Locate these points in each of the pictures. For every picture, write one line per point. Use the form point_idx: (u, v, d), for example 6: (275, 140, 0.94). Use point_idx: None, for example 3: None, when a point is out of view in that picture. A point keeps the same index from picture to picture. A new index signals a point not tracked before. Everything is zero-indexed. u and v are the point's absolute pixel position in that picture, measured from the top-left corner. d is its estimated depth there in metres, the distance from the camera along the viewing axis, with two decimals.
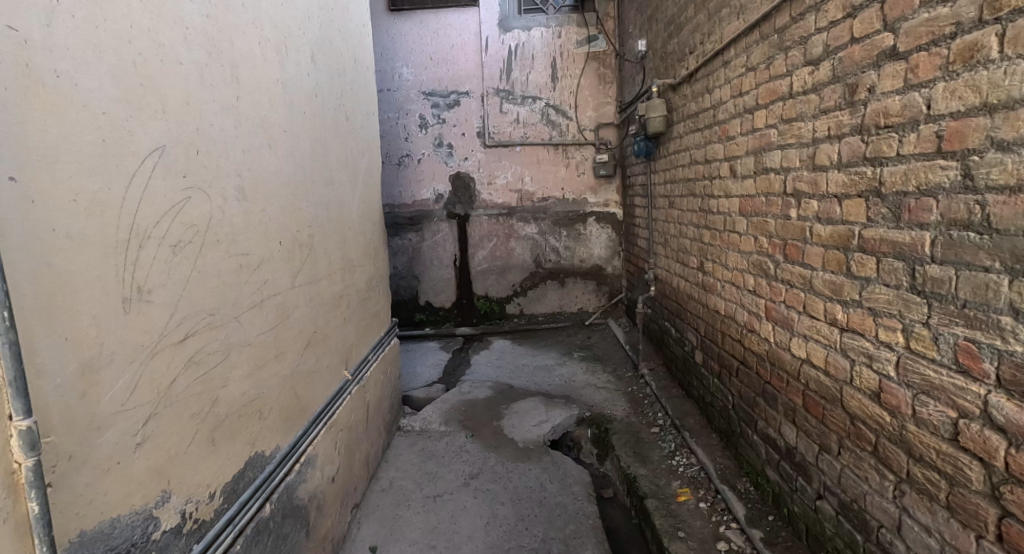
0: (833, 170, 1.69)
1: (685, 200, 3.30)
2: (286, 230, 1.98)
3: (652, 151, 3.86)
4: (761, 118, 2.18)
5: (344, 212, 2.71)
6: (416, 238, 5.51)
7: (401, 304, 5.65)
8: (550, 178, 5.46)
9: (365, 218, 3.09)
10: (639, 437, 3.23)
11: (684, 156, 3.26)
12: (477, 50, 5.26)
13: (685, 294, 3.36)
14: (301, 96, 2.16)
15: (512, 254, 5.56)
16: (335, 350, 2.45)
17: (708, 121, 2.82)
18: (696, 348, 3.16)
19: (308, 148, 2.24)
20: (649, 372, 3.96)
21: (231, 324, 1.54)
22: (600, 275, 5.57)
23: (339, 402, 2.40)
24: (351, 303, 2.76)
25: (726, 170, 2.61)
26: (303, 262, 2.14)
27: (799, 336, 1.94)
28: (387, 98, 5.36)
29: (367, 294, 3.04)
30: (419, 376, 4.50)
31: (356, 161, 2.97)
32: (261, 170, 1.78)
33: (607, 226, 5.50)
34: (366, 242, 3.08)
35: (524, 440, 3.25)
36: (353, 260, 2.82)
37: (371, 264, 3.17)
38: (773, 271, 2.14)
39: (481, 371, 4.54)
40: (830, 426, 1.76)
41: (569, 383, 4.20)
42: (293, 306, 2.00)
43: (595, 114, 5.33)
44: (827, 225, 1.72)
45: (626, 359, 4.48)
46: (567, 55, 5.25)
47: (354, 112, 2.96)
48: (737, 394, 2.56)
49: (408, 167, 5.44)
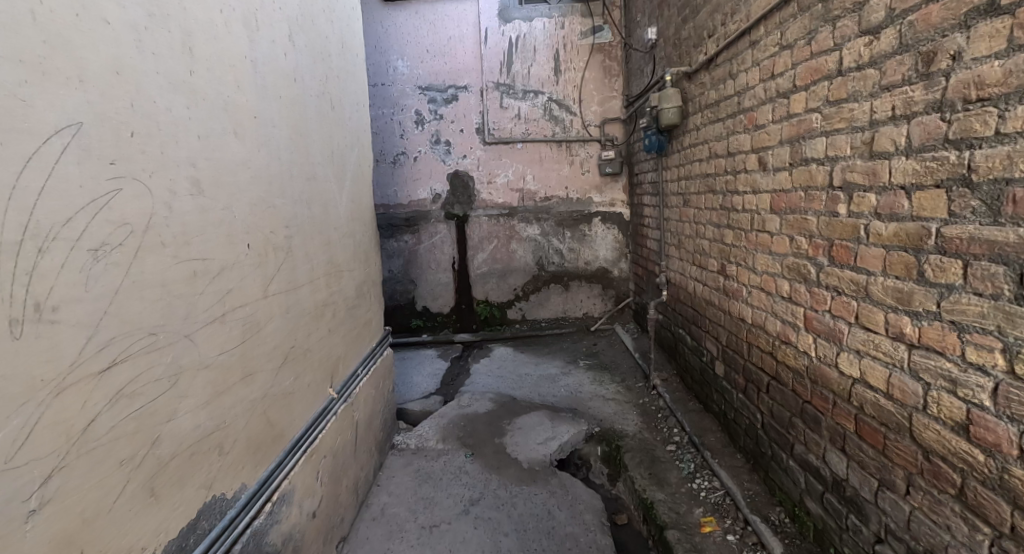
0: (897, 157, 1.44)
1: (702, 196, 3.04)
2: (258, 231, 1.72)
3: (665, 146, 3.61)
4: (799, 102, 1.93)
5: (329, 211, 2.45)
6: (413, 240, 5.25)
7: (397, 309, 5.38)
8: (553, 177, 5.20)
9: (354, 218, 2.83)
10: (654, 455, 2.96)
11: (701, 150, 3.01)
12: (477, 42, 5.01)
13: (703, 299, 3.10)
14: (275, 78, 1.89)
15: (513, 256, 5.30)
16: (318, 366, 2.18)
17: (731, 110, 2.56)
18: (717, 359, 2.91)
19: (285, 139, 1.97)
20: (661, 383, 3.70)
21: (182, 344, 1.27)
22: (606, 278, 5.32)
23: (321, 425, 2.13)
24: (338, 312, 2.49)
25: (753, 163, 2.35)
26: (280, 268, 1.88)
27: (850, 351, 1.68)
28: (381, 93, 5.10)
29: (357, 301, 2.78)
30: (415, 387, 4.23)
31: (344, 156, 2.71)
32: (224, 160, 1.52)
33: (614, 227, 5.24)
34: (355, 244, 2.82)
35: (529, 459, 2.99)
36: (340, 264, 2.56)
37: (362, 269, 2.90)
38: (814, 276, 1.89)
39: (482, 382, 4.28)
40: (894, 459, 1.49)
41: (576, 394, 3.94)
42: (265, 318, 1.74)
43: (600, 108, 5.08)
44: (891, 223, 1.47)
45: (635, 369, 4.22)
46: (571, 47, 5.00)
47: (342, 102, 2.70)
48: (768, 412, 2.30)
49: (404, 166, 5.17)
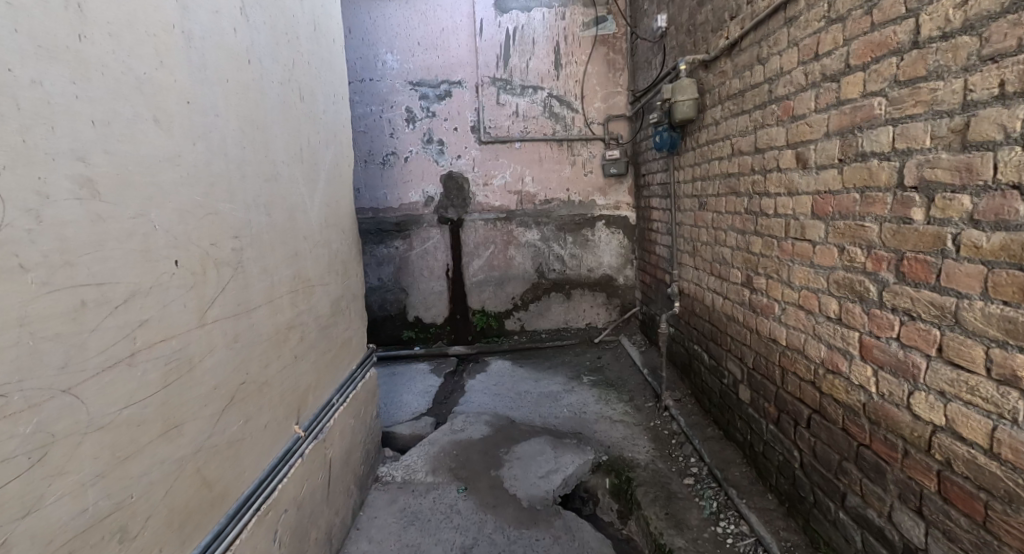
0: (1009, 148, 1.14)
1: (723, 198, 2.71)
2: (194, 243, 1.39)
3: (678, 143, 3.28)
4: (856, 84, 1.60)
5: (297, 216, 2.12)
6: (404, 246, 4.91)
7: (387, 320, 5.04)
8: (553, 178, 4.87)
9: (329, 225, 2.49)
10: (671, 490, 2.63)
11: (723, 147, 2.69)
12: (471, 34, 4.68)
13: (725, 314, 2.77)
14: (219, 56, 1.56)
15: (511, 263, 4.96)
16: (279, 400, 1.85)
17: (760, 100, 2.24)
18: (742, 382, 2.57)
19: (235, 131, 1.64)
20: (674, 404, 3.37)
21: (59, 401, 0.96)
22: (611, 286, 4.98)
23: (282, 474, 1.79)
24: (308, 333, 2.16)
25: (789, 160, 2.03)
26: (226, 286, 1.54)
27: (930, 391, 1.35)
28: (369, 89, 4.76)
29: (332, 319, 2.45)
30: (405, 407, 3.88)
31: (316, 153, 2.38)
32: (138, 152, 1.19)
33: (619, 232, 4.92)
34: (330, 255, 2.49)
35: (530, 496, 2.65)
36: (311, 278, 2.22)
37: (338, 282, 2.57)
38: (874, 294, 1.55)
39: (477, 401, 3.93)
40: (1000, 535, 1.19)
41: (580, 415, 3.60)
42: (204, 351, 1.41)
43: (604, 105, 4.77)
44: (996, 233, 1.17)
45: (644, 386, 3.88)
46: (573, 39, 4.69)
47: (314, 91, 2.37)
48: (809, 451, 1.96)
49: (394, 167, 4.84)
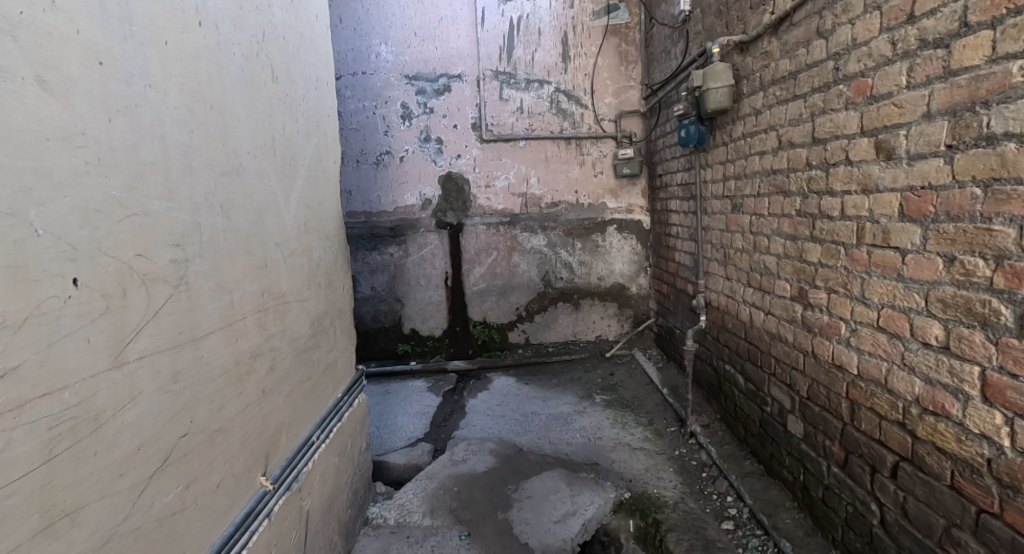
0: None
1: (768, 199, 2.36)
2: (110, 252, 1.03)
3: (706, 138, 2.93)
4: (978, 46, 1.27)
5: (266, 218, 1.75)
6: (399, 253, 4.55)
7: (381, 332, 4.67)
8: (561, 179, 4.52)
9: (309, 230, 2.13)
10: (709, 538, 2.27)
11: (768, 140, 2.34)
12: (472, 24, 4.34)
13: (769, 332, 2.41)
14: (152, 8, 1.21)
15: (515, 270, 4.59)
16: (240, 449, 1.47)
17: (821, 81, 1.90)
18: (791, 413, 2.20)
19: (179, 107, 1.28)
20: (702, 431, 3.00)
21: None
22: (623, 296, 4.62)
23: (241, 545, 1.41)
24: (281, 361, 1.79)
25: (864, 149, 1.68)
26: (162, 310, 1.17)
27: None
28: (361, 83, 4.41)
29: (311, 342, 2.07)
30: (399, 433, 3.51)
31: (294, 145, 2.03)
32: (9, 125, 0.85)
33: (631, 237, 4.56)
34: (310, 265, 2.12)
35: (545, 546, 2.28)
36: (285, 294, 1.85)
37: (319, 297, 2.19)
38: (1008, 320, 1.22)
39: (479, 424, 3.56)
40: None
41: (594, 441, 3.23)
42: (125, 401, 1.04)
43: (615, 100, 4.44)
44: None
45: (664, 408, 3.51)
46: (582, 29, 4.36)
47: (291, 73, 2.01)
48: (894, 507, 1.60)
49: (388, 167, 4.48)
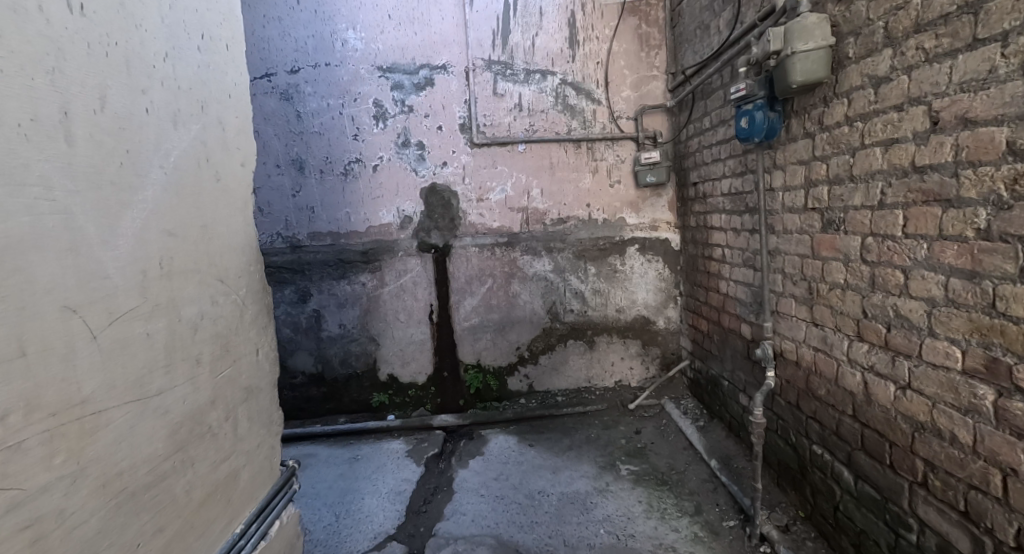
0: None
1: (906, 212, 1.51)
2: None
3: (777, 129, 2.11)
4: None
5: (33, 264, 0.91)
6: (373, 282, 3.70)
7: (350, 380, 3.81)
8: (569, 190, 3.69)
9: (175, 274, 1.27)
10: None
11: (904, 119, 1.51)
12: (458, 3, 3.54)
13: (910, 418, 1.54)
14: None
15: (515, 302, 3.75)
16: None
17: None
18: None
19: None
20: (783, 537, 2.14)
21: None
22: (647, 332, 3.78)
23: None
24: (67, 533, 0.95)
25: None
26: None
27: None
28: (324, 77, 3.59)
29: (168, 465, 1.22)
30: (365, 527, 2.64)
31: (139, 129, 1.19)
32: None
33: (657, 259, 3.73)
34: (175, 334, 1.26)
35: None
36: (88, 401, 1.00)
37: (196, 381, 1.33)
38: None
39: (470, 512, 2.68)
40: None
41: (625, 543, 2.36)
42: None
43: (634, 94, 3.63)
44: None
45: (715, 489, 2.65)
46: (593, 7, 3.56)
47: (129, 9, 1.19)
48: None
49: (358, 178, 3.66)
